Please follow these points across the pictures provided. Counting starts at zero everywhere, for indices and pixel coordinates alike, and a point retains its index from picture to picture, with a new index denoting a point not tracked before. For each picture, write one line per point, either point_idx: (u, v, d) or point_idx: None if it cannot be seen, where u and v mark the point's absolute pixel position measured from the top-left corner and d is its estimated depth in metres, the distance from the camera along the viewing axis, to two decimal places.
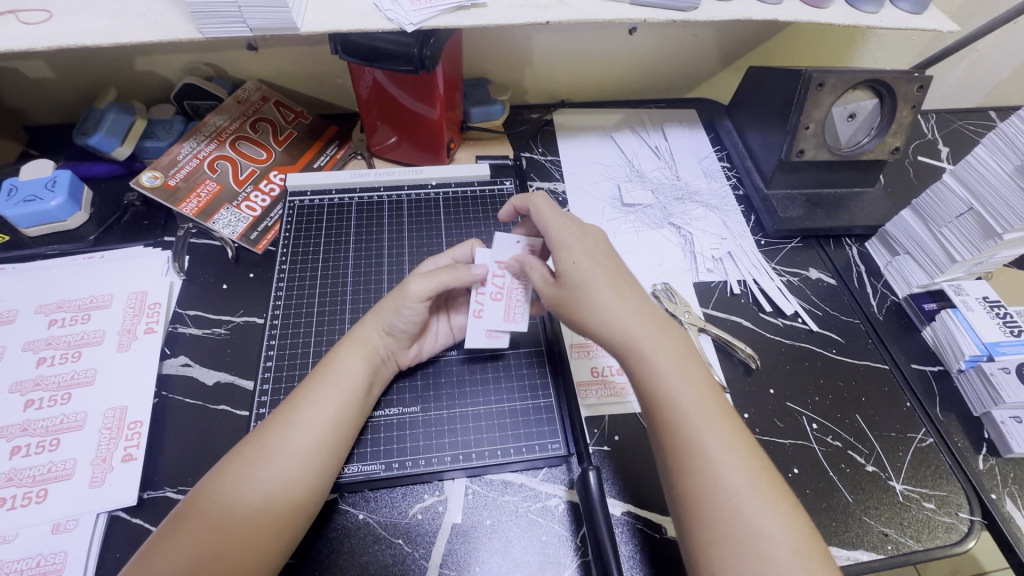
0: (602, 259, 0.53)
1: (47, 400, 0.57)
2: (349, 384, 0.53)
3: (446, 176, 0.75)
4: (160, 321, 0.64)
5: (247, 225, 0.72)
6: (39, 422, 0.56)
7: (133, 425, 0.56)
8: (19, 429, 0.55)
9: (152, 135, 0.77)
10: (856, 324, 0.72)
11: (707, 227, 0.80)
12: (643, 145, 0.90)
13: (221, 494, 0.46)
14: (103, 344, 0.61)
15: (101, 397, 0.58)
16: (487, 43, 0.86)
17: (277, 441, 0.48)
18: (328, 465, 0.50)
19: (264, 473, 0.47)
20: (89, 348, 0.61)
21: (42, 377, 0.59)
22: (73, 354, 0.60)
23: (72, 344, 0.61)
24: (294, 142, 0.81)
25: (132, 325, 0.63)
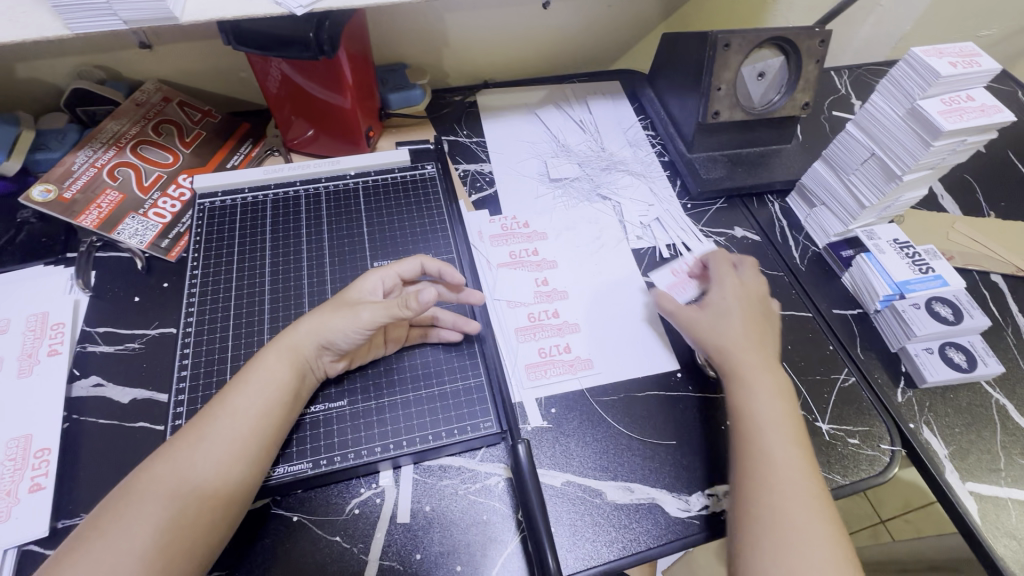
0: (752, 327, 0.60)
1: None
2: (277, 387, 0.51)
3: (363, 164, 0.73)
4: (66, 341, 0.60)
5: (157, 233, 0.69)
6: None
7: (41, 453, 0.53)
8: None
9: (43, 146, 0.72)
10: (780, 277, 0.74)
11: (635, 195, 0.80)
12: (568, 120, 0.90)
13: (135, 507, 0.44)
14: (2, 373, 0.57)
15: (4, 428, 0.54)
16: (399, 26, 0.83)
17: (188, 456, 0.46)
18: (246, 478, 0.48)
19: (185, 483, 0.45)
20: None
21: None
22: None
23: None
24: (203, 143, 0.78)
25: (34, 350, 0.59)
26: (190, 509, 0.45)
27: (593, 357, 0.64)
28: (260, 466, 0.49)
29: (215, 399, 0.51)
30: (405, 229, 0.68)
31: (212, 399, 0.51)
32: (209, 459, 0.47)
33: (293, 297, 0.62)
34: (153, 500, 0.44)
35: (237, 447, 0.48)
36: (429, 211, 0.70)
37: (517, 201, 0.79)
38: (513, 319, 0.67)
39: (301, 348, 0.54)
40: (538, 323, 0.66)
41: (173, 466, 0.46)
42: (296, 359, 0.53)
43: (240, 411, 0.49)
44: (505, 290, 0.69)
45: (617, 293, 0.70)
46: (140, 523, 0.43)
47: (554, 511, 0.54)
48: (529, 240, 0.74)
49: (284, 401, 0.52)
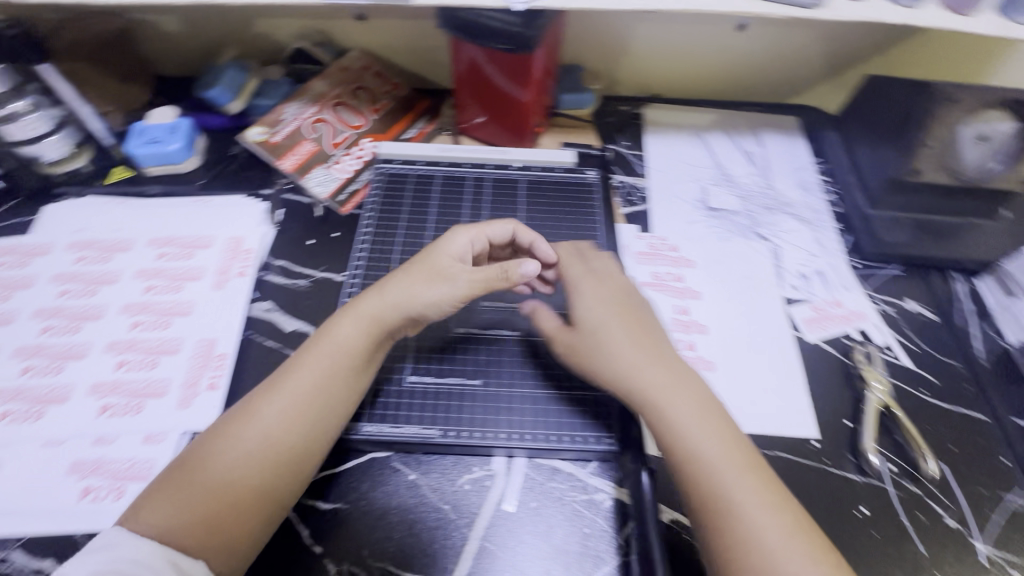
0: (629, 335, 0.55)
1: (149, 324, 0.63)
2: (343, 357, 0.54)
3: (529, 159, 0.75)
4: (251, 265, 0.69)
5: (337, 187, 0.75)
6: (139, 342, 0.61)
7: (220, 357, 0.61)
8: (125, 347, 0.61)
9: (262, 92, 0.82)
10: (955, 367, 0.66)
11: (799, 242, 0.74)
12: (736, 149, 0.85)
13: (186, 478, 0.48)
14: (201, 280, 0.67)
15: (196, 327, 0.63)
16: (588, 31, 0.84)
17: (260, 406, 0.51)
18: (311, 428, 0.51)
19: (229, 457, 0.48)
20: (189, 283, 0.66)
21: (144, 302, 0.64)
22: (174, 286, 0.66)
23: (174, 277, 0.67)
24: (388, 113, 0.84)
25: (228, 266, 0.68)
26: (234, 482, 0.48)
27: (724, 401, 0.61)
28: (326, 423, 0.52)
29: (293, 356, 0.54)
30: (558, 231, 0.69)
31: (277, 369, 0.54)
32: (254, 433, 0.49)
33: None
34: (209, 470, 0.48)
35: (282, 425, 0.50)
36: (585, 218, 0.70)
37: (668, 224, 0.77)
38: None
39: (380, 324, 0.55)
40: None
41: (226, 436, 0.50)
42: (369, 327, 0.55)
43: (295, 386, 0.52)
44: None
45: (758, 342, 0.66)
46: (198, 484, 0.47)
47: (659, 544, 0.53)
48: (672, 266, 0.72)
49: (349, 372, 0.54)
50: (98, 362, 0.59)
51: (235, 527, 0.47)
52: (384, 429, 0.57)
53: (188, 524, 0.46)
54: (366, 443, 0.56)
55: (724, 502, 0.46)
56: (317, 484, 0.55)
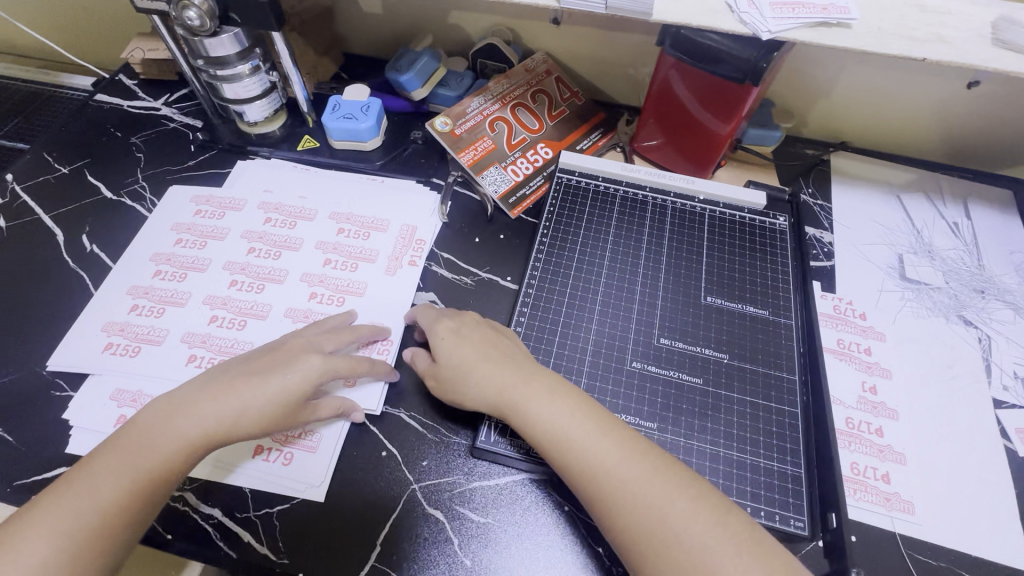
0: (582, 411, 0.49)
1: (325, 298, 0.64)
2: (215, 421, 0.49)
3: (716, 193, 0.70)
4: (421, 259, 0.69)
5: (508, 189, 0.75)
6: (315, 313, 0.63)
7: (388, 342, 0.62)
8: (302, 314, 0.63)
9: (446, 83, 0.83)
10: None
11: (1014, 336, 0.65)
12: (937, 217, 0.77)
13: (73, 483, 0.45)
14: (374, 264, 0.68)
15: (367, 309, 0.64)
16: (794, 65, 0.78)
17: (130, 448, 0.47)
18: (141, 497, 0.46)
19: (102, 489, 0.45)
20: (364, 265, 0.67)
21: (322, 275, 0.66)
22: (350, 265, 0.67)
23: (351, 256, 0.68)
24: (565, 120, 0.82)
25: (399, 255, 0.69)
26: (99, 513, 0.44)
27: (916, 503, 0.54)
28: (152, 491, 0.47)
29: (204, 384, 0.51)
30: (744, 278, 0.64)
31: (187, 388, 0.51)
32: (116, 475, 0.46)
33: (625, 301, 0.62)
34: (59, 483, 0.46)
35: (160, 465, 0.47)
36: (775, 267, 0.65)
37: (855, 288, 0.70)
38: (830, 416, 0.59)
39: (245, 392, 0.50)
40: (856, 432, 0.58)
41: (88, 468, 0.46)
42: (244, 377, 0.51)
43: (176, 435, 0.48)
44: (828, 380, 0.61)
45: (957, 443, 0.58)
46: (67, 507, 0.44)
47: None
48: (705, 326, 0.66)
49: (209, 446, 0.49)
50: (278, 324, 0.62)
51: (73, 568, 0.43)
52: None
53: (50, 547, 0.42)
54: (526, 463, 0.54)
55: (632, 499, 0.44)
56: (470, 492, 0.54)
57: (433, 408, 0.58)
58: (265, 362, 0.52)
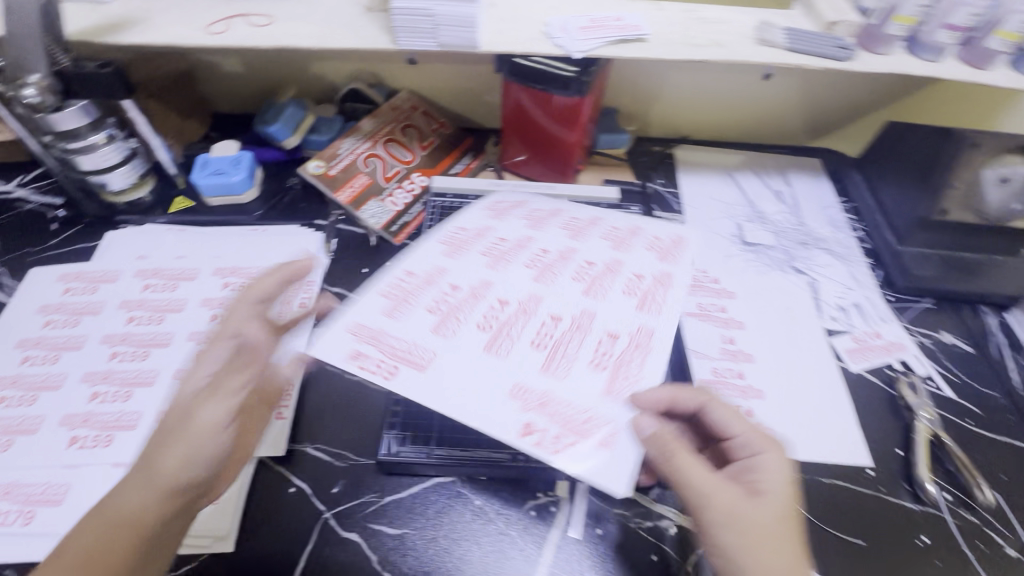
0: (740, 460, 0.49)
1: (572, 323, 0.57)
2: (194, 442, 0.45)
3: (576, 194, 0.79)
4: (686, 253, 0.68)
5: (390, 218, 0.79)
6: (437, 313, 0.56)
7: (530, 435, 0.48)
8: (418, 327, 0.54)
9: (317, 129, 0.87)
10: (995, 397, 0.67)
11: (834, 275, 0.78)
12: (765, 188, 0.90)
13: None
14: (671, 287, 0.62)
15: (569, 327, 0.57)
16: (625, 76, 0.90)
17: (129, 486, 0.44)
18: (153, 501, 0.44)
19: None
20: (676, 274, 0.64)
21: (649, 293, 0.61)
22: (640, 302, 0.60)
23: (656, 283, 0.62)
24: (435, 149, 0.88)
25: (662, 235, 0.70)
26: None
27: (778, 430, 0.63)
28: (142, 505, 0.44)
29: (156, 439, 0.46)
30: None
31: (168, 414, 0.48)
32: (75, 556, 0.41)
33: None
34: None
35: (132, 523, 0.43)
36: None
37: (708, 256, 0.80)
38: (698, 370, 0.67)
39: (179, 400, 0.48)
40: (721, 379, 0.66)
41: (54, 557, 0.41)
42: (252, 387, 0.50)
43: (141, 493, 0.43)
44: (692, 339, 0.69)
45: (804, 371, 0.68)
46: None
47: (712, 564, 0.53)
48: (683, 242, 0.69)
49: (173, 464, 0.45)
50: (375, 297, 0.56)
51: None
52: (451, 450, 0.57)
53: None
54: (431, 466, 0.56)
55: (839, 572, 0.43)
56: (384, 507, 0.55)
57: (338, 436, 0.60)
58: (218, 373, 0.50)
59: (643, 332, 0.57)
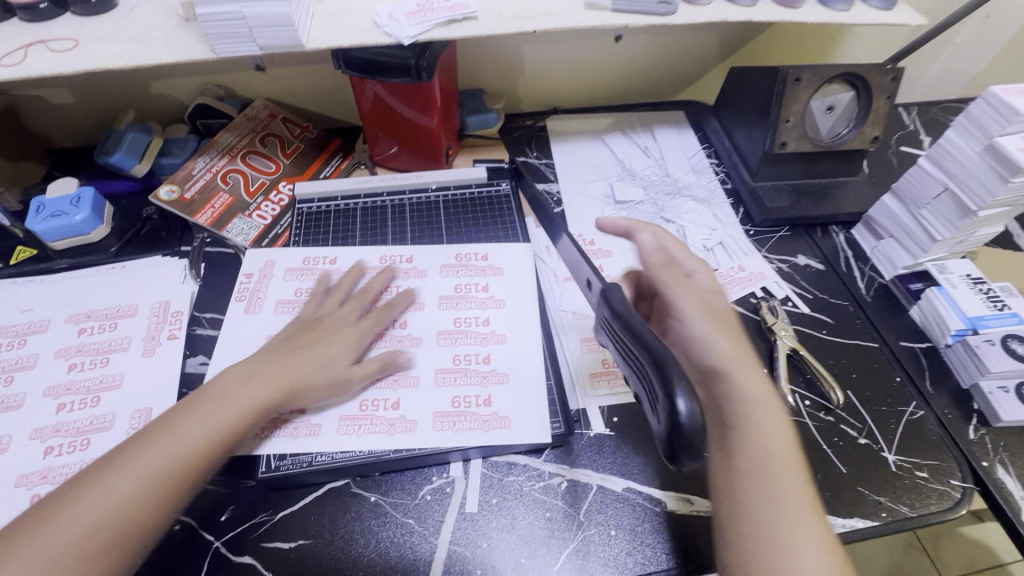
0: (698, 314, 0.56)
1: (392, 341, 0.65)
2: (258, 395, 0.54)
3: (444, 179, 0.81)
4: (440, 436, 0.58)
5: (259, 233, 0.76)
6: (316, 268, 0.72)
7: None
8: (285, 289, 0.70)
9: (169, 152, 0.82)
10: (845, 306, 0.74)
11: (699, 219, 0.83)
12: (633, 146, 0.94)
13: (110, 465, 0.48)
14: (385, 436, 0.58)
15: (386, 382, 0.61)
16: (481, 56, 0.90)
17: (167, 439, 0.50)
18: (174, 487, 0.48)
19: (149, 463, 0.48)
20: (400, 436, 0.58)
21: (469, 318, 0.67)
22: (393, 403, 0.60)
23: (387, 421, 0.59)
24: (301, 155, 0.86)
25: (514, 354, 0.64)
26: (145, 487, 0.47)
27: None
28: (171, 499, 0.48)
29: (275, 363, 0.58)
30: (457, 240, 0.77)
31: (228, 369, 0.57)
32: (160, 451, 0.49)
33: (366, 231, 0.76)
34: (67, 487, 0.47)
35: (196, 448, 0.50)
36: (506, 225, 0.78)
37: (583, 220, 0.83)
38: (579, 330, 0.69)
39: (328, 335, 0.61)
40: None
41: (87, 490, 0.46)
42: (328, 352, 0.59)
43: (191, 431, 0.51)
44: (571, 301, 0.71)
45: None
46: (105, 492, 0.46)
47: (599, 509, 0.57)
48: (483, 427, 0.59)
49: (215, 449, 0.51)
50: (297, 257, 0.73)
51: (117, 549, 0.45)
52: (333, 455, 0.57)
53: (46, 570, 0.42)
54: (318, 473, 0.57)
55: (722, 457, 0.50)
56: (279, 523, 0.55)
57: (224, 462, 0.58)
58: (320, 326, 0.62)
59: (310, 429, 0.58)
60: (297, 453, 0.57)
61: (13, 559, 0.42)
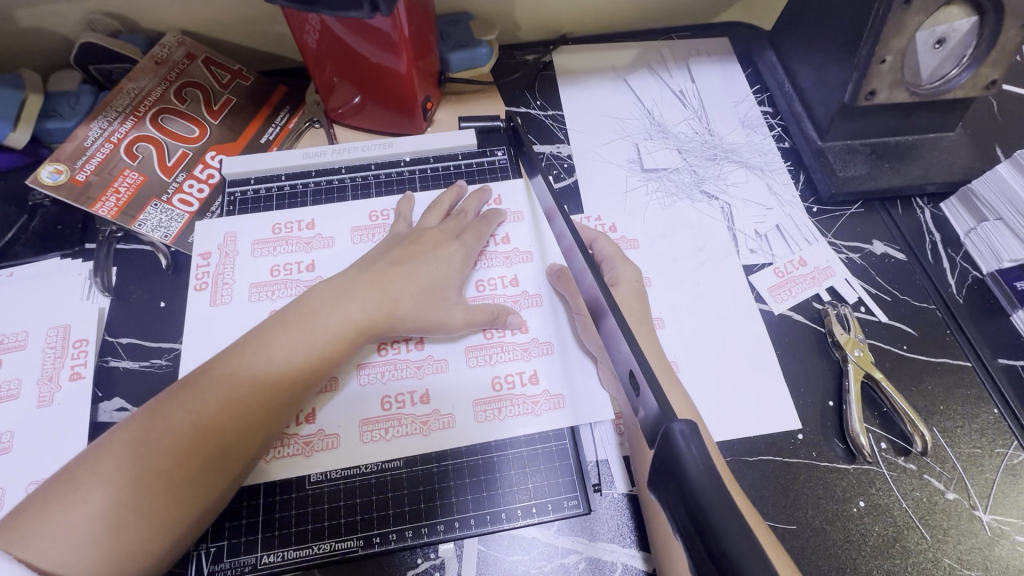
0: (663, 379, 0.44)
1: (407, 367, 0.51)
2: (333, 328, 0.47)
3: (422, 148, 0.62)
4: (485, 430, 0.49)
5: (183, 226, 0.59)
6: (292, 238, 0.57)
7: None
8: (257, 269, 0.55)
9: (54, 113, 0.62)
10: (932, 312, 0.59)
11: (748, 193, 0.65)
12: (665, 90, 0.73)
13: (126, 437, 0.41)
14: (422, 438, 0.48)
15: (413, 369, 0.51)
16: None
17: (232, 368, 0.44)
18: (247, 426, 0.43)
19: (171, 433, 0.41)
20: (438, 436, 0.48)
21: (492, 279, 0.56)
22: (421, 395, 0.50)
23: (420, 419, 0.49)
24: (233, 112, 0.65)
25: (554, 316, 0.54)
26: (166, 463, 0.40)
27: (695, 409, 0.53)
28: (244, 438, 0.43)
29: (342, 288, 0.49)
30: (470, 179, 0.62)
31: (262, 324, 0.47)
32: (233, 379, 0.44)
33: (341, 192, 0.60)
34: (81, 463, 0.41)
35: (223, 420, 0.42)
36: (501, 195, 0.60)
37: (601, 196, 0.65)
38: None
39: (387, 285, 0.50)
40: None
41: (155, 415, 0.42)
42: (375, 307, 0.49)
43: (255, 366, 0.44)
44: None
45: (721, 326, 0.57)
46: (175, 421, 0.42)
47: None
48: (533, 411, 0.49)
49: (288, 384, 0.45)
50: (264, 225, 0.58)
51: (142, 534, 0.39)
52: (285, 553, 0.45)
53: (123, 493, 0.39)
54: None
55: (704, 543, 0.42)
56: None
57: None
58: (382, 273, 0.50)
59: (329, 440, 0.48)
60: (325, 472, 0.47)
61: (86, 482, 0.39)
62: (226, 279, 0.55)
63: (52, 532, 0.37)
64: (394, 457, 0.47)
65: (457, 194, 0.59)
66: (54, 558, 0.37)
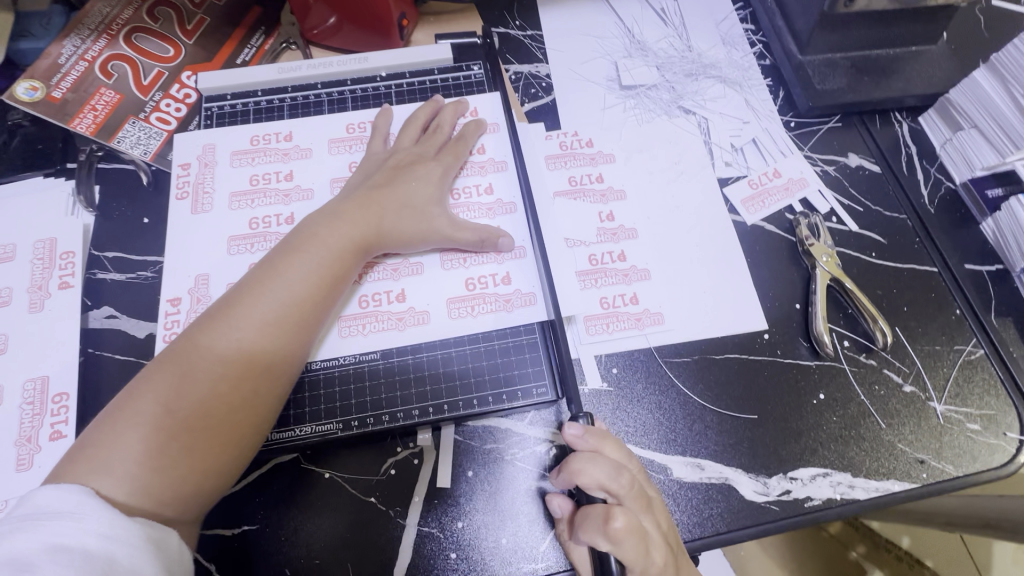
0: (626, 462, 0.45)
1: (383, 270, 0.53)
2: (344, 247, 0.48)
3: (397, 64, 0.63)
4: (459, 325, 0.51)
5: (162, 143, 0.59)
6: (270, 149, 0.58)
7: (172, 307, 0.51)
8: (236, 178, 0.56)
9: (26, 32, 0.61)
10: (902, 220, 0.60)
11: (726, 109, 0.65)
12: (646, 8, 0.72)
13: (167, 372, 0.41)
14: (397, 332, 0.51)
15: (388, 271, 0.53)
16: None
17: (253, 298, 0.44)
18: (284, 347, 0.44)
19: (212, 366, 0.41)
20: (413, 330, 0.51)
21: (467, 188, 0.57)
22: (397, 294, 0.52)
23: (395, 315, 0.51)
24: (208, 31, 0.65)
25: (526, 221, 0.56)
26: (216, 391, 0.41)
27: (664, 310, 0.55)
28: (283, 360, 0.44)
29: (337, 208, 0.50)
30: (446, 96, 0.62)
31: (269, 255, 0.47)
32: (259, 308, 0.44)
33: (317, 106, 0.61)
34: (120, 408, 0.40)
35: (261, 345, 0.43)
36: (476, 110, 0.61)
37: (578, 114, 0.65)
38: (572, 261, 0.57)
39: (378, 205, 0.50)
40: (600, 267, 0.56)
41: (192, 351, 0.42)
42: (369, 224, 0.49)
43: (276, 291, 0.44)
44: (564, 224, 0.58)
45: (694, 238, 0.58)
46: (214, 354, 0.42)
47: None
48: (506, 309, 0.52)
49: (312, 305, 0.45)
50: (243, 137, 0.58)
51: (203, 461, 0.40)
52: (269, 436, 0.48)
53: (179, 425, 0.40)
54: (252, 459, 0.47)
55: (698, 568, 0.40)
56: (216, 509, 0.46)
57: None
58: (367, 195, 0.51)
59: None
60: (307, 369, 0.49)
61: (137, 423, 0.39)
62: (204, 190, 0.56)
63: (112, 469, 0.38)
64: (371, 349, 0.50)
65: (433, 108, 0.59)
66: (126, 488, 0.37)
